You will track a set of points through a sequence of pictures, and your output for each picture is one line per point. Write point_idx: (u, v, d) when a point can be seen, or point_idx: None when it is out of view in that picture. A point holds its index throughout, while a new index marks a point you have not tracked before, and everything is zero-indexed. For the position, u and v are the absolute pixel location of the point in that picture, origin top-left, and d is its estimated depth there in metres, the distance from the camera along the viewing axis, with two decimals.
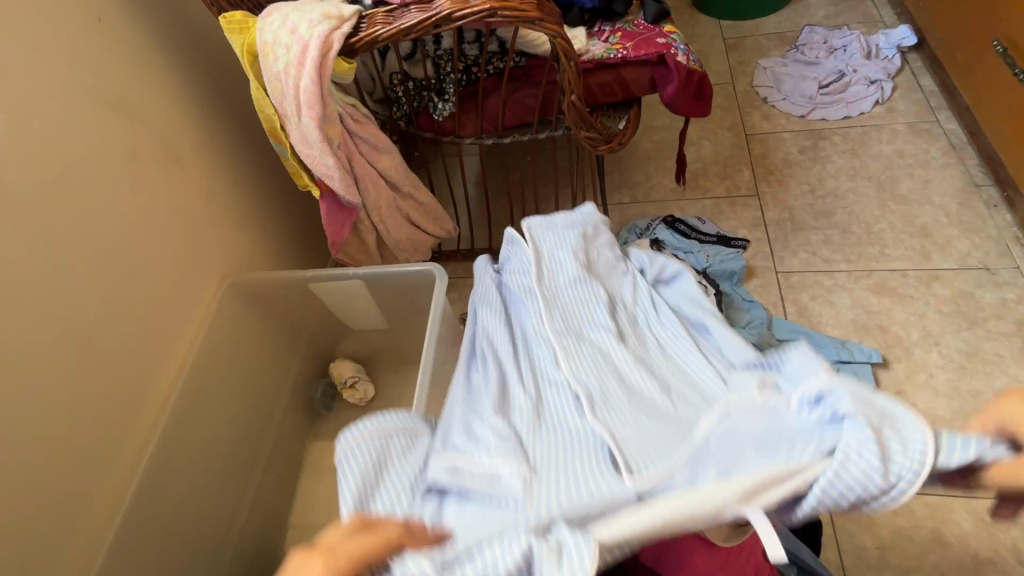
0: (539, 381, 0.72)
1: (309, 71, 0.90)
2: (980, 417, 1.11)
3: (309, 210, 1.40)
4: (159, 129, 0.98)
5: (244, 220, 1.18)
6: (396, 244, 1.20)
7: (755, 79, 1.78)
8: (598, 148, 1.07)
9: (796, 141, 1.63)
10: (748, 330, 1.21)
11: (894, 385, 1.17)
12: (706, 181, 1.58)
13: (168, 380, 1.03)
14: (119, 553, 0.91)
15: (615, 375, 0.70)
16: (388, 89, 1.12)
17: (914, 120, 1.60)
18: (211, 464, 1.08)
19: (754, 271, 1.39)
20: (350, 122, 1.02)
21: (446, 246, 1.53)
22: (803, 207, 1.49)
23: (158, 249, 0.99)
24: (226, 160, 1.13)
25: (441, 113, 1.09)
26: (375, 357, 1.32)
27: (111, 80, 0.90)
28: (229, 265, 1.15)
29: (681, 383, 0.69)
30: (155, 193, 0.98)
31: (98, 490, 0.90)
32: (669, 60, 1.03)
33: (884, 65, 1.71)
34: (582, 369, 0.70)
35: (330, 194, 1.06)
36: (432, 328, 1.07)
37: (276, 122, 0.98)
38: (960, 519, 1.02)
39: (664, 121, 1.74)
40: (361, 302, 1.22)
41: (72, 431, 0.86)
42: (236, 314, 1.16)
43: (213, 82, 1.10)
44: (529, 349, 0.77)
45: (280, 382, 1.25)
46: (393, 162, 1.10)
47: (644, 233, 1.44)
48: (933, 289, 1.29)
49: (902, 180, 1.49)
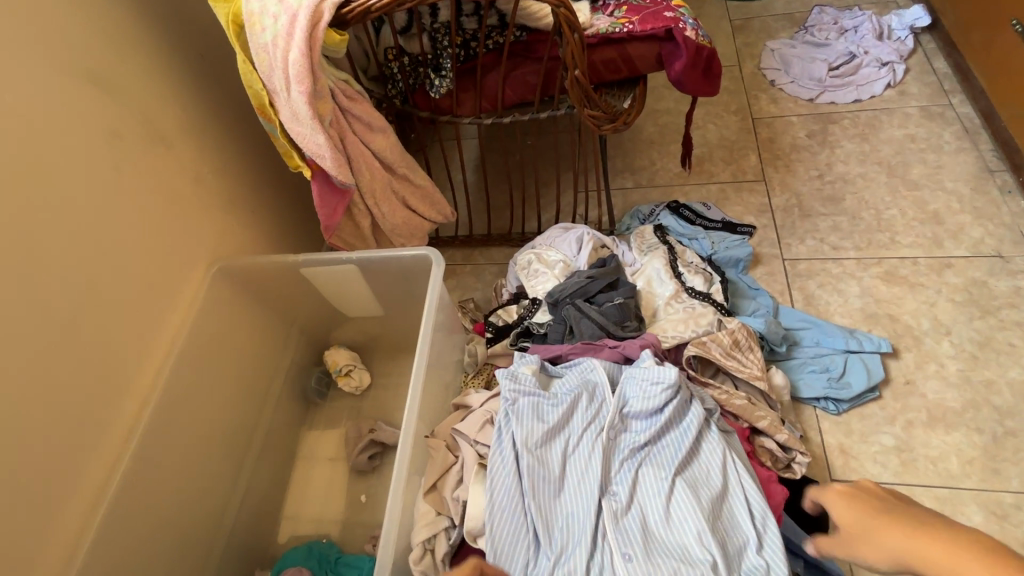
0: (577, 507, 0.82)
1: (298, 43, 0.85)
2: (991, 407, 1.08)
3: (302, 193, 1.36)
4: (143, 105, 0.94)
5: (233, 202, 1.14)
6: (392, 228, 1.15)
7: (763, 61, 1.72)
8: (602, 127, 1.03)
9: (805, 125, 1.58)
10: (755, 318, 1.17)
11: (904, 375, 1.14)
12: (711, 166, 1.54)
13: (155, 366, 0.99)
14: (106, 544, 0.88)
15: (648, 484, 0.83)
16: (383, 66, 1.07)
17: (927, 103, 1.56)
18: (200, 453, 1.05)
19: (760, 258, 1.35)
20: (342, 99, 0.97)
21: (443, 232, 1.49)
22: (811, 192, 1.45)
23: (143, 230, 0.95)
24: (214, 139, 1.09)
25: (438, 90, 1.05)
26: (370, 345, 1.29)
27: (91, 51, 0.85)
28: (219, 249, 1.11)
29: (692, 465, 0.85)
30: (139, 171, 0.93)
31: (82, 480, 0.87)
32: (678, 35, 0.98)
33: (896, 46, 1.66)
34: (616, 508, 0.82)
35: (322, 175, 1.02)
36: (427, 312, 1.02)
37: (265, 98, 0.93)
38: (969, 512, 0.99)
39: (669, 104, 1.69)
40: (355, 289, 1.19)
41: (53, 419, 0.83)
42: (226, 300, 1.12)
43: (199, 57, 1.05)
44: (565, 463, 0.85)
45: (273, 371, 1.22)
46: (388, 142, 1.05)
47: (648, 219, 1.40)
48: (944, 277, 1.26)
49: (913, 165, 1.45)
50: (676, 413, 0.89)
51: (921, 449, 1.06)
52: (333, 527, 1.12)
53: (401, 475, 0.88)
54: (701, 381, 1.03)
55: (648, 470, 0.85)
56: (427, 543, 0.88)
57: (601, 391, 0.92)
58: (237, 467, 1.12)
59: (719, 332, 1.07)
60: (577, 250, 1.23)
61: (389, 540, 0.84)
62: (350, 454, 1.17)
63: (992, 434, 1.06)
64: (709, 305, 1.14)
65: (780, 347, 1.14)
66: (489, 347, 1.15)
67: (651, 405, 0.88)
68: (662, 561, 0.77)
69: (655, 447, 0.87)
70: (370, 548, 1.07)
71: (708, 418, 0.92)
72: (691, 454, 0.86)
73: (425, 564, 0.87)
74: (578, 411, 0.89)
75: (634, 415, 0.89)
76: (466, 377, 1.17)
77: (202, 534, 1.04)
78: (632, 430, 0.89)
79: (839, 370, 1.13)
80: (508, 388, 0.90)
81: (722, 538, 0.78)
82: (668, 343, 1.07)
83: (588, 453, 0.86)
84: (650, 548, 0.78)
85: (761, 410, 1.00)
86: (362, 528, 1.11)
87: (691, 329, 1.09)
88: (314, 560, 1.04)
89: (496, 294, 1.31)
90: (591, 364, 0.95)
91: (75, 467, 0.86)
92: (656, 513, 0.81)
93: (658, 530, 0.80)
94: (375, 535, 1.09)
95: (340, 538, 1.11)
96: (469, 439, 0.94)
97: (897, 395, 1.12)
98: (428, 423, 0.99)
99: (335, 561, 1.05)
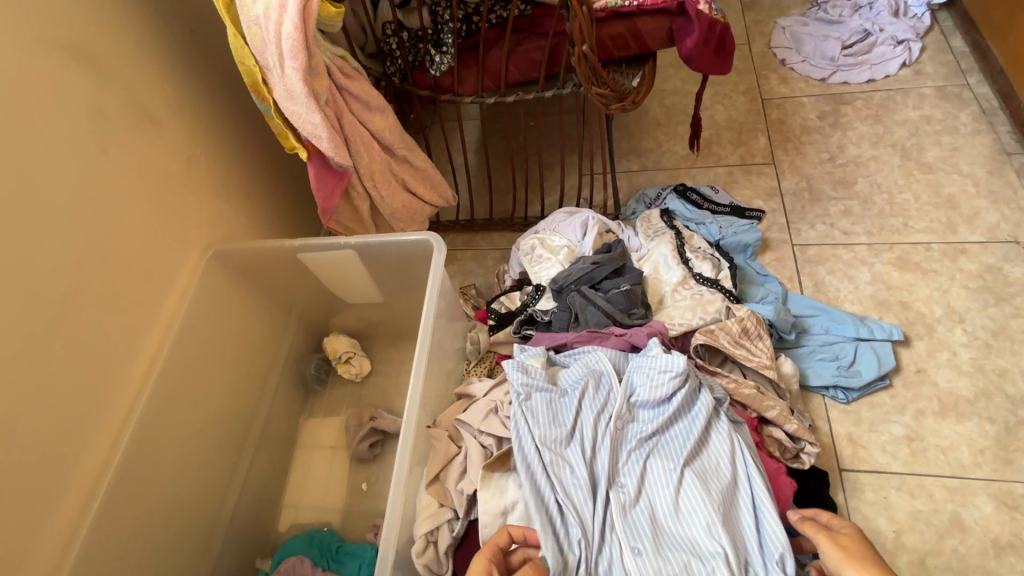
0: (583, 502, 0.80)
1: (291, 16, 0.80)
2: (1003, 396, 1.07)
3: (298, 175, 1.32)
4: (129, 82, 0.90)
5: (227, 184, 1.10)
6: (392, 212, 1.12)
7: (773, 40, 1.67)
8: (610, 106, 0.99)
9: (816, 106, 1.53)
10: (764, 305, 1.14)
11: (915, 363, 1.12)
12: (719, 148, 1.49)
13: (150, 353, 0.97)
14: (103, 534, 0.87)
15: (658, 475, 0.81)
16: (381, 41, 1.03)
17: (943, 83, 1.51)
18: (197, 441, 1.03)
19: (769, 243, 1.32)
20: (339, 76, 0.93)
21: (443, 216, 1.45)
22: (821, 175, 1.41)
23: (133, 214, 0.91)
24: (207, 118, 1.05)
25: (438, 67, 1.00)
26: (370, 331, 1.26)
27: (70, 24, 0.81)
28: (213, 234, 1.08)
29: (702, 456, 0.83)
30: (128, 153, 0.90)
31: (76, 469, 0.85)
32: (690, 9, 0.93)
33: (912, 24, 1.60)
34: (621, 502, 0.80)
35: (318, 156, 0.98)
36: (430, 299, 1.00)
37: (257, 75, 0.89)
38: (980, 502, 0.98)
39: (676, 84, 1.64)
40: (354, 274, 1.15)
41: (43, 410, 0.80)
42: (222, 285, 1.09)
43: (190, 32, 1.01)
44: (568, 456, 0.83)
45: (272, 357, 1.20)
46: (386, 122, 1.02)
47: (654, 203, 1.37)
48: (958, 264, 1.23)
49: (928, 148, 1.41)
50: (684, 402, 0.87)
51: (931, 439, 1.04)
52: (334, 515, 1.11)
53: (403, 468, 0.86)
54: (710, 370, 1.01)
55: (656, 460, 0.83)
56: (430, 536, 0.87)
57: (608, 380, 0.90)
58: (235, 456, 1.10)
59: (727, 319, 1.04)
60: (582, 235, 1.20)
61: (390, 534, 0.82)
62: (351, 442, 1.15)
63: (1005, 423, 1.04)
64: (718, 292, 1.11)
65: (789, 335, 1.12)
66: (492, 335, 1.13)
67: (661, 395, 0.86)
68: (671, 555, 0.75)
69: (664, 437, 0.85)
70: (371, 537, 1.05)
71: (718, 407, 0.90)
72: (700, 445, 0.84)
73: (428, 556, 0.86)
74: (585, 401, 0.87)
75: (643, 405, 0.87)
76: (468, 365, 1.15)
77: (201, 524, 1.03)
78: (641, 420, 0.87)
79: (849, 359, 1.10)
80: (518, 380, 0.88)
81: (732, 529, 0.77)
82: (676, 331, 1.05)
83: (596, 444, 0.84)
84: (660, 543, 0.77)
85: (770, 400, 0.98)
86: (363, 516, 1.10)
87: (699, 316, 1.06)
88: (315, 549, 1.03)
89: (499, 279, 1.28)
90: (596, 354, 0.93)
91: (68, 458, 0.84)
92: (665, 505, 0.79)
93: (667, 523, 0.78)
94: (376, 523, 1.08)
95: (341, 526, 1.10)
96: (472, 430, 0.93)
97: (907, 383, 1.10)
98: (430, 411, 0.97)
99: (336, 550, 1.04)
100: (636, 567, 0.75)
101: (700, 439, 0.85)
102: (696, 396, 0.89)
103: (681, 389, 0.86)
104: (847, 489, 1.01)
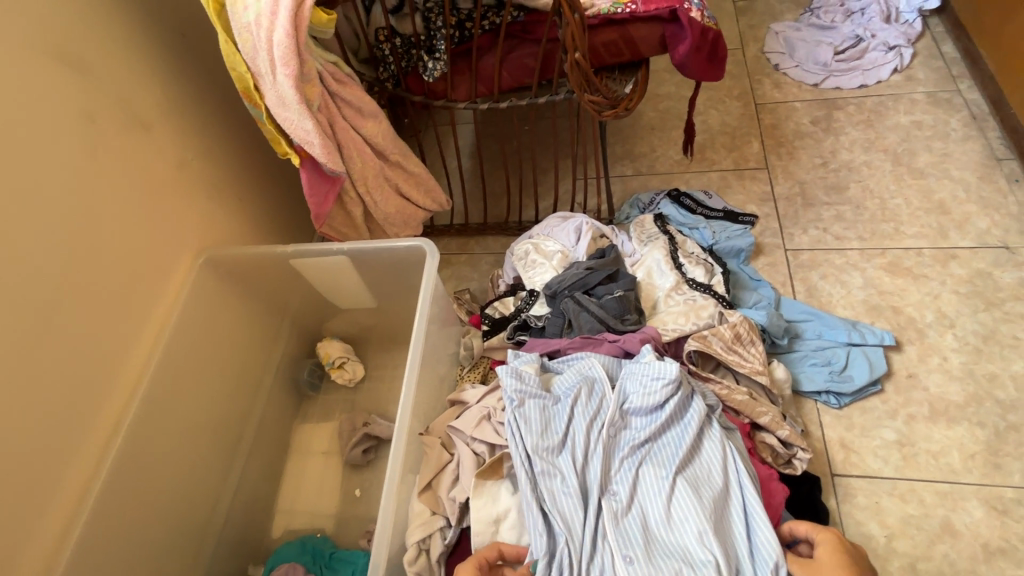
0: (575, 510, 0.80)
1: (283, 23, 0.80)
2: (993, 401, 1.07)
3: (292, 180, 1.32)
4: (119, 88, 0.89)
5: (219, 189, 1.10)
6: (385, 217, 1.12)
7: (766, 45, 1.67)
8: (603, 113, 0.99)
9: (809, 112, 1.54)
10: (756, 311, 1.14)
11: (906, 368, 1.13)
12: (712, 153, 1.50)
13: (141, 360, 0.96)
14: (92, 542, 0.86)
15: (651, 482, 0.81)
16: (374, 47, 1.03)
17: (934, 89, 1.52)
18: (189, 447, 1.02)
19: (762, 248, 1.32)
20: (331, 82, 0.93)
21: (438, 220, 1.45)
22: (814, 180, 1.42)
23: (124, 221, 0.91)
24: (199, 124, 1.04)
25: (431, 73, 1.00)
26: (364, 336, 1.26)
27: (60, 30, 0.80)
28: (205, 239, 1.07)
29: (695, 463, 0.84)
30: (118, 159, 0.89)
31: (64, 477, 0.85)
32: (682, 16, 0.94)
33: (904, 30, 1.61)
34: (613, 510, 0.80)
35: (311, 162, 0.97)
36: (423, 306, 0.99)
37: (249, 81, 0.88)
38: (971, 507, 0.98)
39: (670, 88, 1.65)
40: (347, 279, 1.15)
41: (31, 418, 0.80)
42: (213, 291, 1.08)
43: (181, 37, 1.01)
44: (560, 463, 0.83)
45: (265, 363, 1.19)
46: (379, 127, 1.01)
47: (648, 208, 1.37)
48: (949, 269, 1.24)
49: (919, 153, 1.42)
50: (678, 408, 0.87)
51: (923, 444, 1.05)
52: (327, 521, 1.10)
53: (395, 475, 0.85)
54: (703, 376, 1.01)
55: (649, 467, 0.83)
56: (422, 544, 0.86)
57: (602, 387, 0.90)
58: (227, 462, 1.10)
59: (720, 325, 1.04)
60: (575, 240, 1.20)
61: (382, 542, 0.82)
62: (344, 448, 1.14)
63: (995, 428, 1.05)
64: (711, 297, 1.11)
65: (782, 340, 1.12)
66: (485, 340, 1.13)
67: (654, 402, 0.86)
68: (663, 563, 0.75)
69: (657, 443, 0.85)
70: (364, 543, 1.05)
71: (710, 414, 0.90)
72: (693, 451, 0.85)
73: (420, 565, 0.85)
74: (578, 408, 0.87)
75: (636, 411, 0.87)
76: (462, 370, 1.15)
77: (192, 531, 1.02)
78: (634, 427, 0.87)
79: (841, 364, 1.11)
80: (512, 389, 0.88)
81: (725, 538, 0.77)
82: (669, 337, 1.05)
83: (588, 452, 0.84)
84: (652, 550, 0.77)
85: (763, 406, 0.98)
86: (357, 522, 1.10)
87: (692, 322, 1.06)
88: (309, 555, 1.02)
89: (493, 284, 1.28)
90: (589, 361, 0.93)
91: (56, 466, 0.83)
92: (658, 511, 0.79)
93: (659, 531, 0.78)
94: (369, 530, 1.07)
95: (334, 532, 1.09)
96: (465, 436, 0.93)
97: (899, 388, 1.11)
98: (423, 418, 0.97)
99: (329, 557, 1.03)
100: (627, 575, 0.75)
101: (693, 446, 0.85)
102: (688, 403, 0.89)
103: (673, 396, 0.86)
104: (839, 494, 1.02)
